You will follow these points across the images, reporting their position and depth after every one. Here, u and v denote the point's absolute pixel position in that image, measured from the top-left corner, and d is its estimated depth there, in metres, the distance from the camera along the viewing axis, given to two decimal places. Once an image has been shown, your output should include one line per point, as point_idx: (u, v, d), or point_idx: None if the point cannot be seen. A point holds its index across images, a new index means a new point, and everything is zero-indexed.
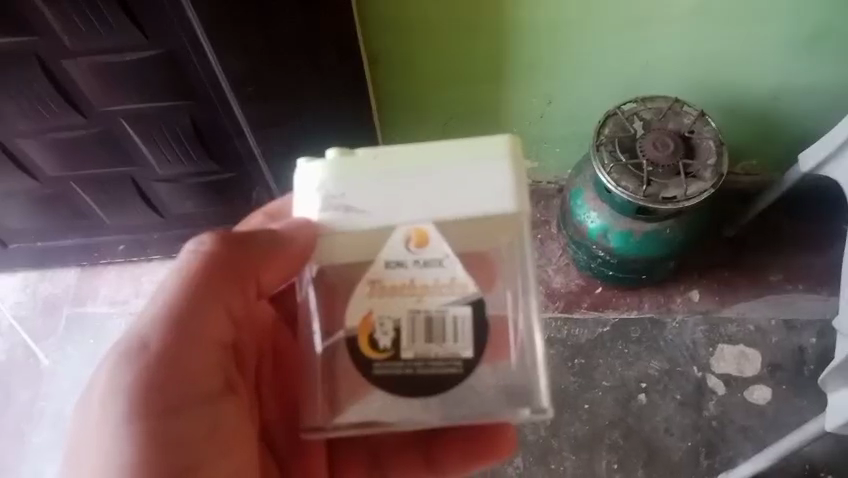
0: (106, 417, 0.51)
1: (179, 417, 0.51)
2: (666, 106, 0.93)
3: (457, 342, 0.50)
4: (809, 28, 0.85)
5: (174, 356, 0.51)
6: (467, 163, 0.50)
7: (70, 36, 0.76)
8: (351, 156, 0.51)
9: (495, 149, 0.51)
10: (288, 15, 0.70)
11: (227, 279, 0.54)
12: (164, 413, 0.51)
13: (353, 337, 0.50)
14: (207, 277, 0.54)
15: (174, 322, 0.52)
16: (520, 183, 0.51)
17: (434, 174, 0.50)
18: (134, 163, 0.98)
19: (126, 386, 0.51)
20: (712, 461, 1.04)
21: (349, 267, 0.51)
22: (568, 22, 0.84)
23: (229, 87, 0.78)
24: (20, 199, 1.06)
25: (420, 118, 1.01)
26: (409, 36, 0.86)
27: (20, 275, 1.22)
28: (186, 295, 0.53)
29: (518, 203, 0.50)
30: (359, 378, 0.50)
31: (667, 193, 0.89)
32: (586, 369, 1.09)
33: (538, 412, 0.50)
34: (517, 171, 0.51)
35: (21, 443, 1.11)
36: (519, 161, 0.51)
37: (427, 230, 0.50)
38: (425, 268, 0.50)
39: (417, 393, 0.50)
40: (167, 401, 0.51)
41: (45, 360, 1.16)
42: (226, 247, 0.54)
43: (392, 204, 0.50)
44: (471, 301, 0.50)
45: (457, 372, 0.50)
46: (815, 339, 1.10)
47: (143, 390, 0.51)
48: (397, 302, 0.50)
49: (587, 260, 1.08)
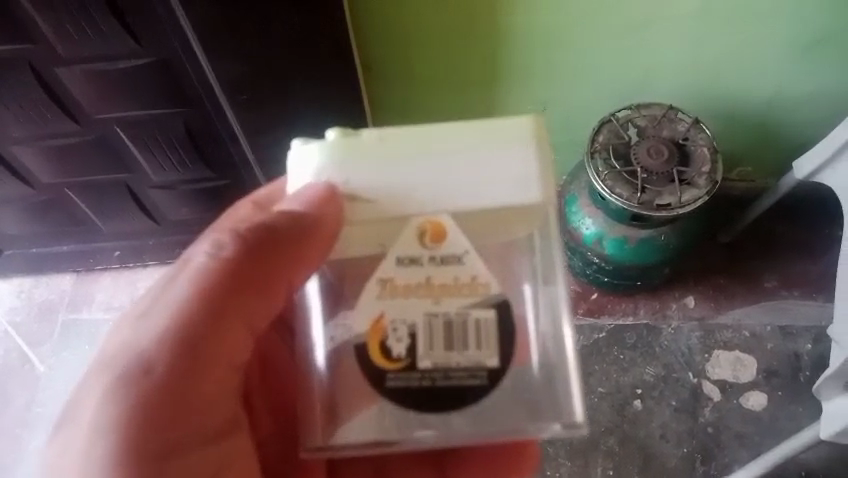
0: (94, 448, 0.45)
1: (180, 451, 0.47)
2: (660, 113, 0.93)
3: (481, 350, 0.46)
4: (805, 33, 0.86)
5: (183, 382, 0.46)
6: (488, 146, 0.46)
7: (63, 42, 0.76)
8: (355, 137, 0.47)
9: (518, 130, 0.47)
10: (282, 19, 0.70)
11: (246, 291, 0.49)
12: (166, 449, 0.46)
13: (365, 345, 0.46)
14: (227, 289, 0.48)
15: (182, 345, 0.47)
16: (544, 167, 0.47)
17: (450, 159, 0.46)
18: (130, 169, 0.98)
19: (121, 416, 0.45)
20: (707, 467, 1.03)
21: (359, 261, 0.48)
22: (562, 27, 0.84)
23: (224, 93, 0.78)
24: (16, 206, 1.06)
25: (416, 122, 1.01)
26: (406, 37, 0.86)
27: (15, 280, 1.21)
28: (201, 308, 0.47)
29: (542, 191, 0.46)
30: (370, 392, 0.46)
31: (661, 201, 0.89)
32: (582, 376, 1.09)
33: (571, 427, 0.47)
34: (541, 154, 0.47)
35: (16, 447, 1.11)
36: (542, 141, 0.47)
37: (445, 223, 0.47)
38: (442, 266, 0.47)
39: (436, 406, 0.46)
40: (169, 432, 0.46)
41: (40, 366, 1.15)
42: (251, 252, 0.49)
43: (405, 190, 0.46)
44: (494, 303, 0.46)
45: (482, 383, 0.46)
46: (810, 345, 1.10)
47: (146, 417, 0.45)
48: (411, 303, 0.46)
49: (582, 267, 1.08)
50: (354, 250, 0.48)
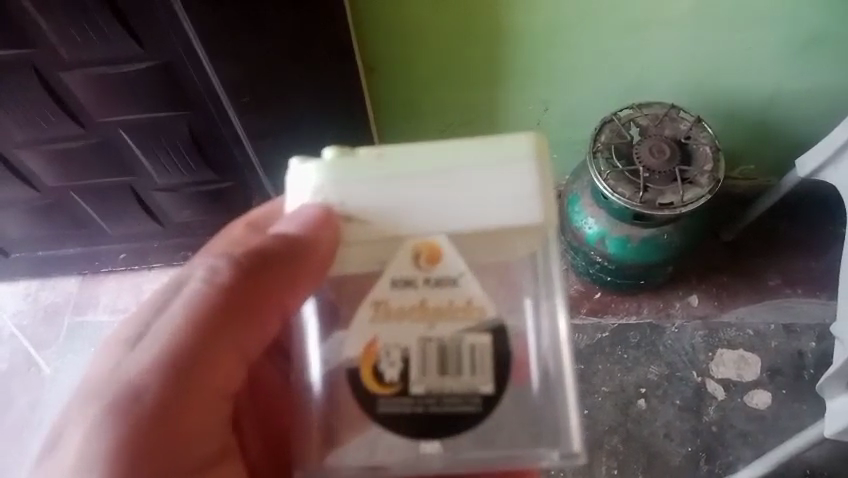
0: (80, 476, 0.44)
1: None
2: (662, 112, 0.93)
3: (475, 377, 0.44)
4: (805, 31, 0.86)
5: (177, 407, 0.46)
6: (487, 165, 0.45)
7: (66, 46, 0.76)
8: (352, 157, 0.46)
9: (518, 149, 0.45)
10: (282, 20, 0.70)
11: (239, 316, 0.48)
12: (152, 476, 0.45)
13: (357, 370, 0.44)
14: (222, 313, 0.47)
15: (172, 371, 0.46)
16: (546, 186, 0.45)
17: (449, 177, 0.45)
18: (134, 172, 0.98)
19: (108, 443, 0.44)
20: (712, 466, 1.03)
21: (358, 279, 0.46)
22: (563, 27, 0.84)
23: (226, 95, 0.79)
24: (21, 209, 1.07)
25: (418, 123, 1.01)
26: (408, 38, 0.86)
27: (22, 284, 1.22)
28: (195, 332, 0.47)
29: (543, 211, 0.44)
30: (362, 416, 0.44)
31: (663, 200, 0.89)
32: (586, 375, 1.09)
33: (569, 456, 0.44)
34: (542, 174, 0.45)
35: (20, 449, 1.11)
36: (544, 160, 0.45)
37: (441, 245, 0.45)
38: (437, 289, 0.44)
39: (429, 434, 0.43)
40: (157, 458, 0.45)
41: (46, 368, 1.16)
42: (245, 277, 0.48)
43: (401, 211, 0.45)
44: (490, 327, 0.44)
45: (476, 411, 0.44)
46: (814, 343, 1.09)
47: (139, 441, 0.45)
48: (404, 328, 0.44)
49: (585, 266, 1.08)
50: (354, 269, 0.46)
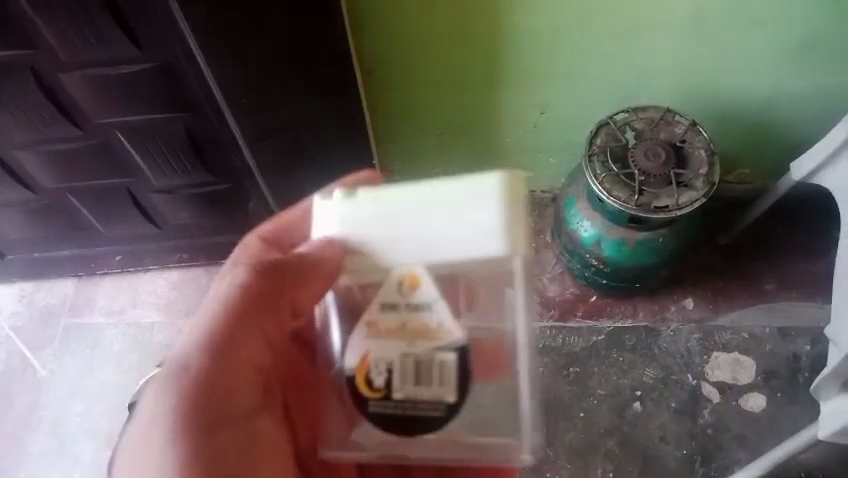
0: (150, 435, 0.49)
1: (217, 433, 0.49)
2: (657, 116, 0.94)
3: (442, 386, 0.45)
4: (800, 35, 0.86)
5: (214, 392, 0.49)
6: (458, 203, 0.42)
7: (64, 47, 0.76)
8: (352, 198, 0.45)
9: (488, 189, 0.42)
10: (280, 21, 0.70)
11: (263, 309, 0.51)
12: (205, 433, 0.49)
13: (351, 377, 0.46)
14: (247, 306, 0.50)
15: (213, 344, 0.50)
16: (515, 221, 0.42)
17: (423, 217, 0.43)
18: (131, 174, 0.98)
19: (165, 405, 0.49)
20: (707, 469, 1.03)
21: (355, 297, 0.47)
22: (560, 30, 0.85)
23: (223, 97, 0.79)
24: (17, 211, 1.06)
25: (417, 125, 1.02)
26: (406, 40, 0.86)
27: (17, 285, 1.22)
28: (229, 313, 0.50)
29: (511, 246, 0.42)
30: (355, 411, 0.47)
31: (658, 203, 0.89)
32: (581, 378, 1.10)
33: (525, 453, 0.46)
34: (511, 210, 0.42)
35: (16, 451, 1.11)
36: (517, 196, 0.42)
37: (420, 275, 0.44)
38: (416, 313, 0.44)
39: (405, 432, 0.46)
40: (208, 418, 0.49)
41: (41, 370, 1.16)
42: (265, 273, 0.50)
43: (384, 246, 0.44)
44: (456, 347, 0.45)
45: (443, 416, 0.45)
46: (809, 346, 1.10)
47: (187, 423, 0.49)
48: (388, 344, 0.45)
49: (581, 269, 1.09)
50: (347, 288, 0.47)
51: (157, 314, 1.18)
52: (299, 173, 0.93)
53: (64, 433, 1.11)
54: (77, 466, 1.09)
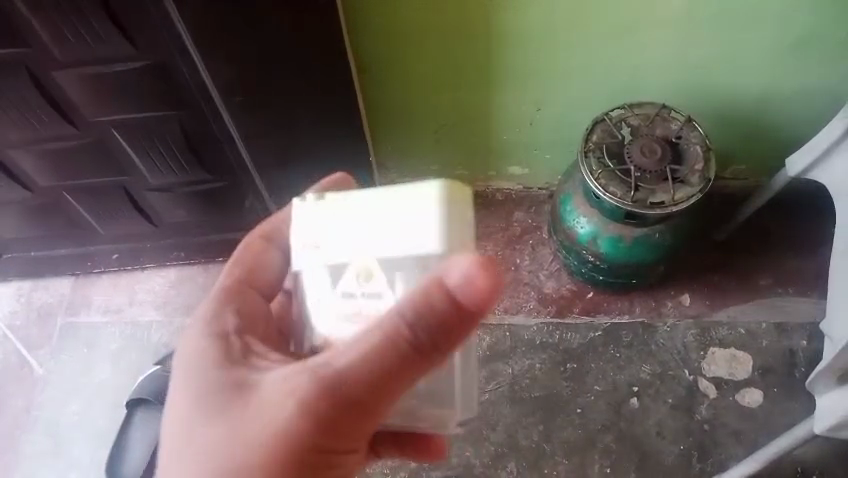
0: (260, 418, 0.47)
1: (328, 438, 0.47)
2: (653, 112, 0.95)
3: None
4: (795, 33, 0.86)
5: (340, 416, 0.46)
6: (404, 205, 0.42)
7: (59, 46, 0.76)
8: (322, 200, 0.45)
9: (429, 194, 0.42)
10: (274, 19, 0.70)
11: (427, 343, 0.44)
12: (315, 434, 0.47)
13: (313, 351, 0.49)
14: (412, 346, 0.44)
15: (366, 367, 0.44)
16: (455, 223, 0.42)
17: (376, 218, 0.43)
18: (127, 172, 0.98)
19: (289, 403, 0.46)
20: (704, 464, 1.04)
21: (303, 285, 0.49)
22: (555, 27, 0.85)
23: (220, 95, 0.79)
24: (14, 210, 1.06)
25: (413, 123, 1.02)
26: (400, 40, 0.87)
27: (14, 284, 1.21)
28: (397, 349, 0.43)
29: (447, 243, 0.42)
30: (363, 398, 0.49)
31: (654, 199, 0.89)
32: (578, 374, 1.10)
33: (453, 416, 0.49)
34: (450, 213, 0.42)
35: (14, 451, 1.10)
36: (457, 199, 0.42)
37: (372, 268, 0.44)
38: (369, 300, 0.44)
39: None
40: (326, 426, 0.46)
41: (39, 369, 1.16)
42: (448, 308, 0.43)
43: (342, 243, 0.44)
44: None
45: None
46: (805, 342, 1.10)
47: (296, 433, 0.46)
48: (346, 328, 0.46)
49: (578, 265, 1.09)
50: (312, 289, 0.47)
51: (155, 313, 1.18)
52: (296, 171, 0.93)
53: (61, 433, 1.11)
54: (73, 467, 1.09)
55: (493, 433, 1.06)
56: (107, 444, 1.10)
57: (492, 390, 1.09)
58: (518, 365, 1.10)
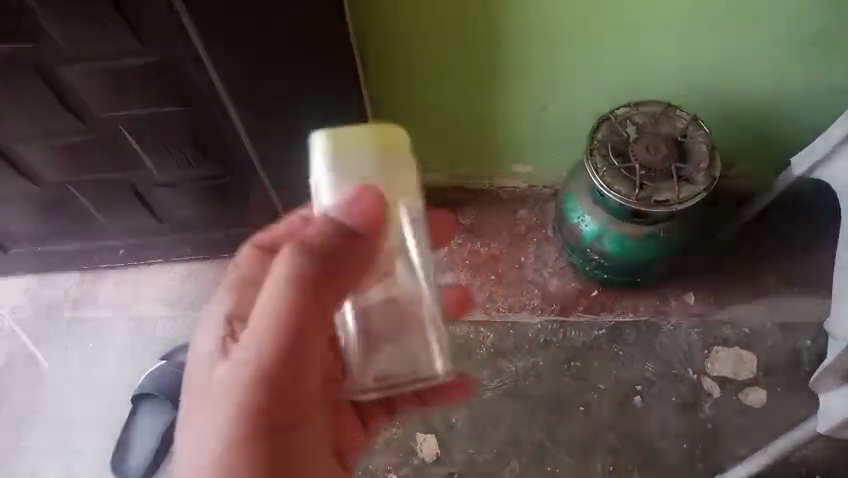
0: (217, 414, 0.53)
1: (277, 410, 0.53)
2: (658, 110, 0.95)
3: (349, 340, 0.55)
4: (801, 31, 0.86)
5: (276, 390, 0.52)
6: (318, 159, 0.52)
7: (67, 42, 0.77)
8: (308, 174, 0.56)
9: (321, 142, 0.51)
10: (282, 15, 0.70)
11: (327, 293, 0.51)
12: (266, 415, 0.53)
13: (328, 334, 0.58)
14: (311, 302, 0.51)
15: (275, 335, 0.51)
16: (360, 162, 0.50)
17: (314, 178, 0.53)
18: (134, 167, 0.99)
19: (232, 393, 0.52)
20: (707, 463, 1.04)
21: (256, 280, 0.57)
22: (562, 25, 0.85)
23: (226, 92, 0.79)
24: (22, 205, 1.06)
25: (417, 120, 1.02)
26: (406, 38, 0.87)
27: (22, 279, 1.22)
28: (292, 310, 0.51)
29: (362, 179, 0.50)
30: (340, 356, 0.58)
31: (659, 197, 0.89)
32: (582, 372, 1.10)
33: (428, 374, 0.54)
34: (349, 151, 0.50)
35: (20, 444, 1.11)
36: (350, 139, 0.50)
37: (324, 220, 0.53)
38: None
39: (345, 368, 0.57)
40: (267, 402, 0.52)
41: (45, 363, 1.16)
42: (320, 268, 0.51)
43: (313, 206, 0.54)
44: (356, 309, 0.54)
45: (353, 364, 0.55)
46: (810, 342, 1.10)
47: (241, 426, 0.53)
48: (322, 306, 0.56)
49: (582, 263, 1.09)
50: None
51: (161, 308, 1.18)
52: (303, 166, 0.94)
53: (66, 428, 1.12)
54: (78, 461, 1.10)
55: (496, 430, 1.06)
56: (112, 439, 1.11)
57: (495, 388, 1.09)
58: (522, 362, 1.10)
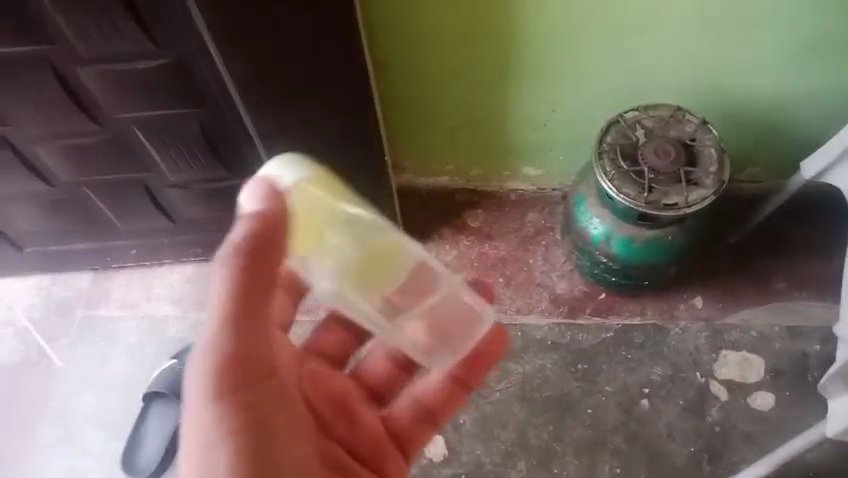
0: (194, 393, 0.56)
1: (244, 375, 0.56)
2: (668, 114, 0.94)
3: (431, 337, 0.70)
4: (810, 34, 0.86)
5: (241, 360, 0.56)
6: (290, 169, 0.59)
7: (81, 42, 0.77)
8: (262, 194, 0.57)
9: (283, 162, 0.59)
10: (293, 17, 0.71)
11: (264, 264, 0.54)
12: (234, 382, 0.56)
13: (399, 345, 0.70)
14: (252, 272, 0.54)
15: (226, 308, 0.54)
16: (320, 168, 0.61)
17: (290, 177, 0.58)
18: (145, 168, 1.00)
19: (201, 370, 0.55)
20: (715, 466, 1.04)
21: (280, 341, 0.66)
22: (569, 28, 0.85)
23: (237, 92, 0.80)
24: (34, 205, 1.07)
25: (426, 122, 1.03)
26: (416, 40, 0.88)
27: (34, 278, 1.23)
28: (236, 284, 0.53)
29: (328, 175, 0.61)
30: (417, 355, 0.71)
31: (667, 200, 0.90)
32: (590, 375, 1.10)
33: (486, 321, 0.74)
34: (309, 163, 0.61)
35: (32, 441, 1.13)
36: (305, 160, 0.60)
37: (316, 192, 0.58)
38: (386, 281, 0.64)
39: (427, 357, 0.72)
40: (235, 371, 0.56)
41: (57, 362, 1.17)
42: (249, 263, 0.53)
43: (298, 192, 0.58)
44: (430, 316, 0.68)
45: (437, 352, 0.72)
46: (819, 346, 1.10)
47: (213, 399, 0.56)
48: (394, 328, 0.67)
49: (590, 266, 1.09)
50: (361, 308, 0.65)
51: (171, 307, 1.19)
52: None
53: (78, 426, 1.13)
54: (90, 459, 1.11)
55: (504, 431, 1.07)
56: (121, 437, 1.12)
57: (503, 389, 1.09)
58: (529, 364, 1.11)
